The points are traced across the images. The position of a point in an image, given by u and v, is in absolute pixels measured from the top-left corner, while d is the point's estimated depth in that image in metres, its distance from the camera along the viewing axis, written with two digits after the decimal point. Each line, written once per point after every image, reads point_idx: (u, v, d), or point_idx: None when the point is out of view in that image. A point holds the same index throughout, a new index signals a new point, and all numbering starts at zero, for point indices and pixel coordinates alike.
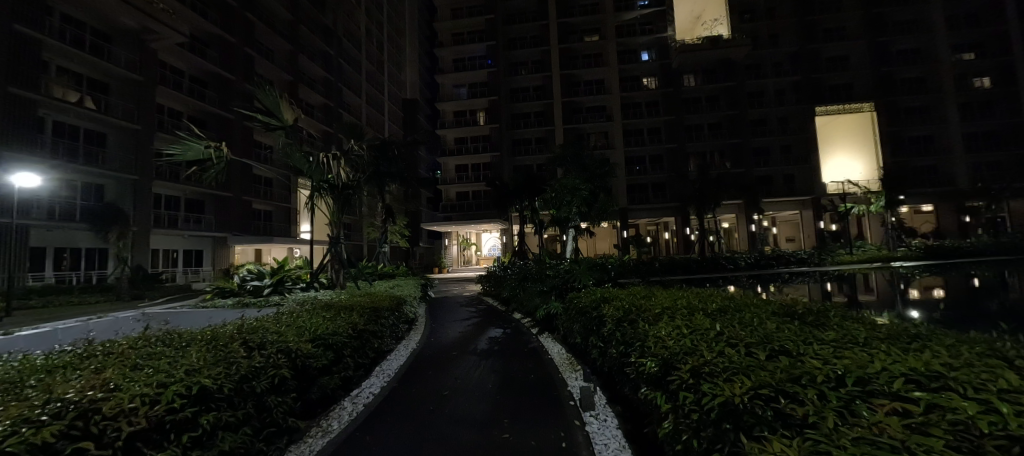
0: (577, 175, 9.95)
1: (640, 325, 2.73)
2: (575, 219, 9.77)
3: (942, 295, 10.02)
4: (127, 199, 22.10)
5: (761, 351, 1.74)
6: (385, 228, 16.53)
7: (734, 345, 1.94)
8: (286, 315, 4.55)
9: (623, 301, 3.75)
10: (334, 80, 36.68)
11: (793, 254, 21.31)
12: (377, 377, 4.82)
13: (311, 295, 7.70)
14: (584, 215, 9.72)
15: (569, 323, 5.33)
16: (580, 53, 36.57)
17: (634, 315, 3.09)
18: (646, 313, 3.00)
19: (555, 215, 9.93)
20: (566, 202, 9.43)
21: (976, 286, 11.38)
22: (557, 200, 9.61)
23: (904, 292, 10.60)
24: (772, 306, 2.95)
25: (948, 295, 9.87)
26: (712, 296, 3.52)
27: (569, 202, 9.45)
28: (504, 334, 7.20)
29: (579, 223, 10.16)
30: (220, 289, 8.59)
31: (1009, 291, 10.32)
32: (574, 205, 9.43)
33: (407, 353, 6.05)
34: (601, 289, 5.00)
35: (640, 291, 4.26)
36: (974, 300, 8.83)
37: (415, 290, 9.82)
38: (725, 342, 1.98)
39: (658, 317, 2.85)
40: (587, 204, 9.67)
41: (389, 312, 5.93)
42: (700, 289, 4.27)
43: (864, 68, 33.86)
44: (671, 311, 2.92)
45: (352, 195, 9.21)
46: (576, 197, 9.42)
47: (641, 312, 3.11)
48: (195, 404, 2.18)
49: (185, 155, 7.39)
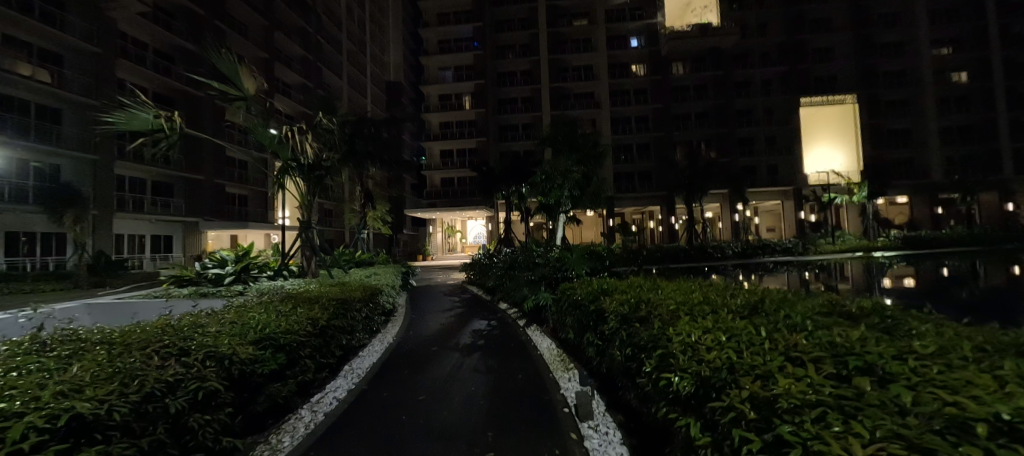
0: (569, 156, 9.32)
1: (657, 326, 2.22)
2: (565, 204, 9.12)
3: (915, 284, 10.06)
4: (86, 180, 20.66)
5: (855, 376, 1.23)
6: (364, 213, 15.71)
7: (798, 360, 1.44)
8: (232, 309, 3.89)
9: (625, 295, 3.29)
10: (312, 58, 34.98)
11: (778, 243, 21.36)
12: (344, 379, 4.24)
13: (278, 284, 7.04)
14: (575, 199, 9.07)
15: (560, 317, 4.89)
16: (569, 37, 35.74)
17: (644, 312, 2.60)
18: (660, 313, 2.49)
19: (543, 201, 9.34)
20: (557, 185, 8.83)
21: (948, 275, 11.54)
22: (547, 183, 9.02)
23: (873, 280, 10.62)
24: (808, 301, 2.48)
25: (918, 284, 9.88)
26: (730, 290, 3.04)
27: (561, 184, 8.81)
28: (488, 327, 6.69)
29: (570, 209, 9.50)
30: (176, 278, 7.83)
31: (984, 280, 10.35)
32: (566, 187, 8.79)
33: (381, 349, 5.46)
34: (597, 280, 4.52)
35: (641, 283, 3.82)
36: (946, 288, 8.87)
37: (394, 279, 9.22)
38: (788, 358, 1.47)
39: (679, 318, 2.34)
40: (578, 187, 9.11)
41: (362, 303, 5.34)
42: (706, 281, 3.87)
43: (849, 60, 34.11)
44: (692, 309, 2.44)
45: (326, 177, 8.49)
46: (568, 180, 8.81)
47: (652, 309, 2.61)
48: (65, 439, 1.58)
49: (130, 126, 6.46)
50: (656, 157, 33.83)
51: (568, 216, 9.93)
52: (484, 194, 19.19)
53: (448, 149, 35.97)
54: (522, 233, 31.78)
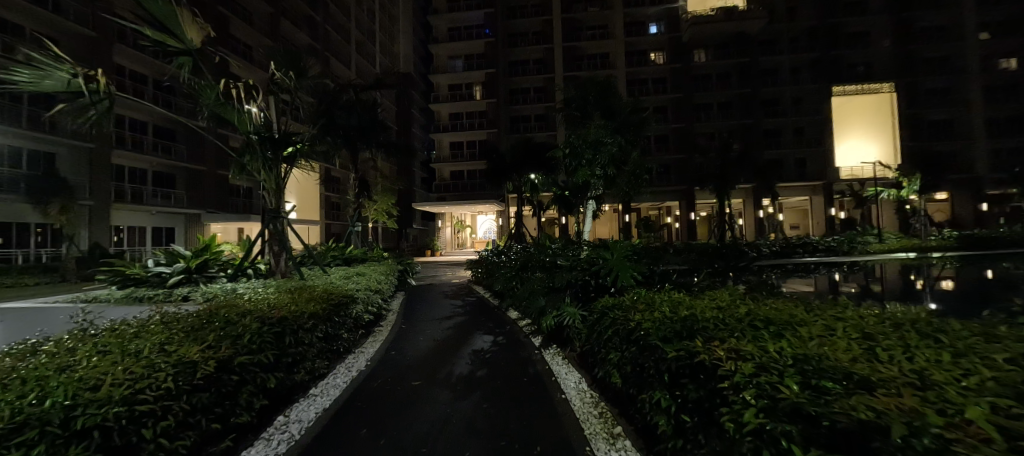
0: (601, 124, 7.39)
1: None
2: (597, 186, 7.36)
3: (950, 282, 8.23)
4: (83, 171, 19.73)
5: None
6: (359, 205, 14.34)
7: None
8: (72, 342, 2.39)
9: (754, 340, 1.70)
10: (319, 47, 33.75)
11: (819, 242, 19.12)
12: (264, 447, 2.71)
13: (232, 288, 5.62)
14: (610, 181, 7.20)
15: (596, 346, 3.33)
16: (585, 24, 33.80)
17: (886, 421, 0.97)
18: (955, 439, 0.88)
19: (573, 181, 7.55)
20: (586, 161, 7.01)
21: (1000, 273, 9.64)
22: (575, 159, 7.18)
23: (911, 278, 8.82)
24: None
25: (966, 282, 8.07)
26: (993, 344, 1.43)
27: (592, 158, 7.01)
28: (494, 347, 5.14)
29: (601, 193, 7.69)
30: (118, 278, 6.45)
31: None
32: (598, 163, 6.94)
33: (344, 383, 3.94)
34: (657, 296, 2.95)
35: (751, 309, 2.25)
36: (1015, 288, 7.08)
37: (383, 280, 7.77)
38: None
39: None
40: (614, 164, 7.10)
41: (317, 320, 3.84)
42: (854, 303, 2.33)
43: (886, 45, 31.60)
44: None
45: (296, 154, 7.00)
46: (601, 154, 6.94)
47: (908, 412, 1.00)
48: None
49: (41, 86, 5.06)
50: (676, 149, 31.80)
51: (598, 203, 8.11)
52: (493, 186, 17.50)
53: (457, 141, 34.69)
54: (536, 228, 30.98)
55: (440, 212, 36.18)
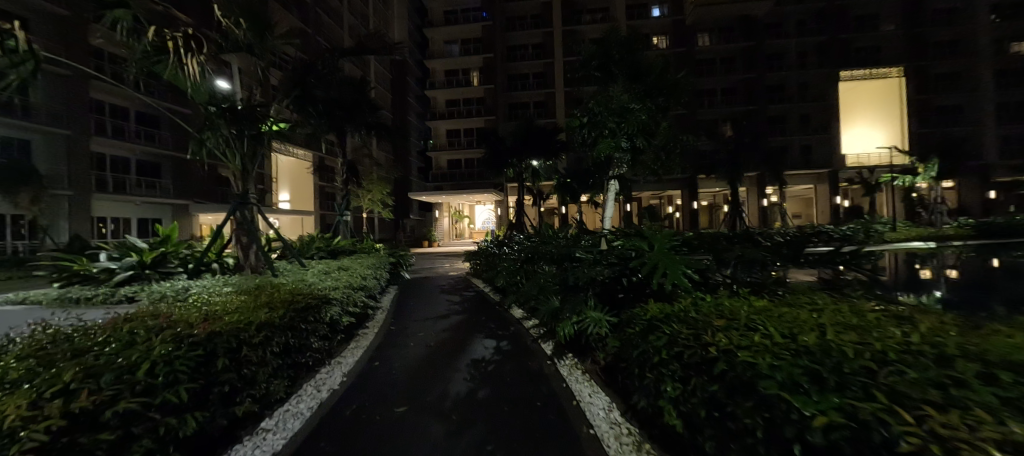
0: (623, 89, 6.38)
1: None
2: (620, 162, 6.44)
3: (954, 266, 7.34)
4: (60, 159, 18.57)
5: None
6: (347, 193, 13.36)
7: None
8: None
9: None
10: (309, 31, 32.28)
11: (831, 231, 18.20)
12: None
13: (184, 287, 4.75)
14: (637, 156, 6.25)
15: (638, 369, 2.46)
16: (586, 6, 32.36)
17: None
18: None
19: (593, 156, 6.56)
20: (609, 132, 6.09)
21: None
22: (599, 130, 6.20)
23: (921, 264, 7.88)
24: None
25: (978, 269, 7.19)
26: None
27: (617, 127, 6.09)
28: (496, 356, 4.31)
29: (623, 171, 6.65)
30: (59, 274, 5.60)
31: None
32: (625, 132, 6.03)
33: (309, 410, 3.10)
34: (734, 308, 2.10)
35: (927, 338, 1.38)
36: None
37: (370, 273, 6.92)
38: None
39: None
40: (643, 134, 6.18)
41: (272, 331, 2.97)
42: None
43: (897, 28, 30.45)
44: None
45: (265, 130, 6.09)
46: (629, 122, 6.00)
47: None
48: None
49: None
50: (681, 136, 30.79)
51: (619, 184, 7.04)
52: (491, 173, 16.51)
53: (454, 128, 33.65)
54: (535, 218, 30.48)
55: (437, 202, 35.23)
